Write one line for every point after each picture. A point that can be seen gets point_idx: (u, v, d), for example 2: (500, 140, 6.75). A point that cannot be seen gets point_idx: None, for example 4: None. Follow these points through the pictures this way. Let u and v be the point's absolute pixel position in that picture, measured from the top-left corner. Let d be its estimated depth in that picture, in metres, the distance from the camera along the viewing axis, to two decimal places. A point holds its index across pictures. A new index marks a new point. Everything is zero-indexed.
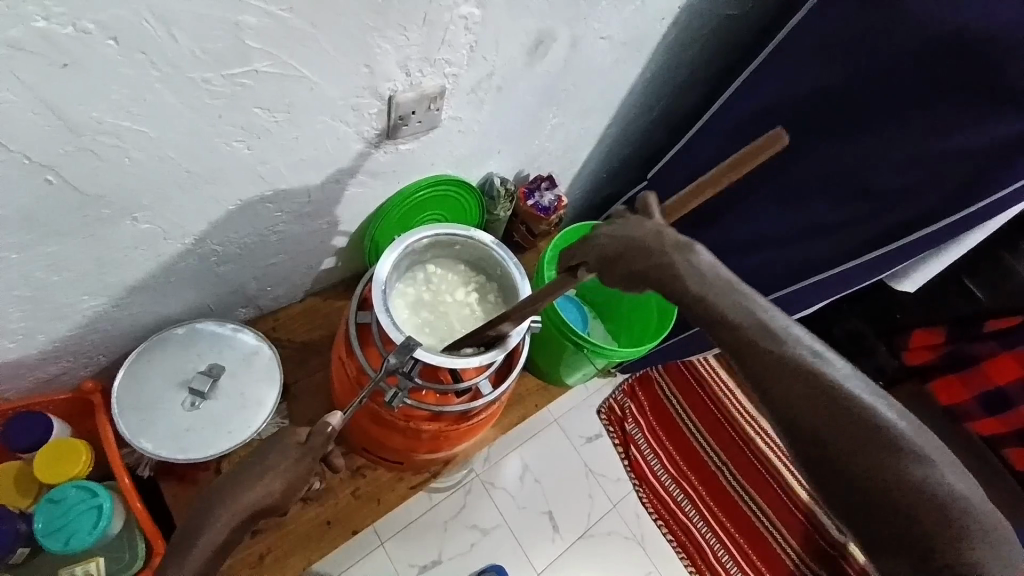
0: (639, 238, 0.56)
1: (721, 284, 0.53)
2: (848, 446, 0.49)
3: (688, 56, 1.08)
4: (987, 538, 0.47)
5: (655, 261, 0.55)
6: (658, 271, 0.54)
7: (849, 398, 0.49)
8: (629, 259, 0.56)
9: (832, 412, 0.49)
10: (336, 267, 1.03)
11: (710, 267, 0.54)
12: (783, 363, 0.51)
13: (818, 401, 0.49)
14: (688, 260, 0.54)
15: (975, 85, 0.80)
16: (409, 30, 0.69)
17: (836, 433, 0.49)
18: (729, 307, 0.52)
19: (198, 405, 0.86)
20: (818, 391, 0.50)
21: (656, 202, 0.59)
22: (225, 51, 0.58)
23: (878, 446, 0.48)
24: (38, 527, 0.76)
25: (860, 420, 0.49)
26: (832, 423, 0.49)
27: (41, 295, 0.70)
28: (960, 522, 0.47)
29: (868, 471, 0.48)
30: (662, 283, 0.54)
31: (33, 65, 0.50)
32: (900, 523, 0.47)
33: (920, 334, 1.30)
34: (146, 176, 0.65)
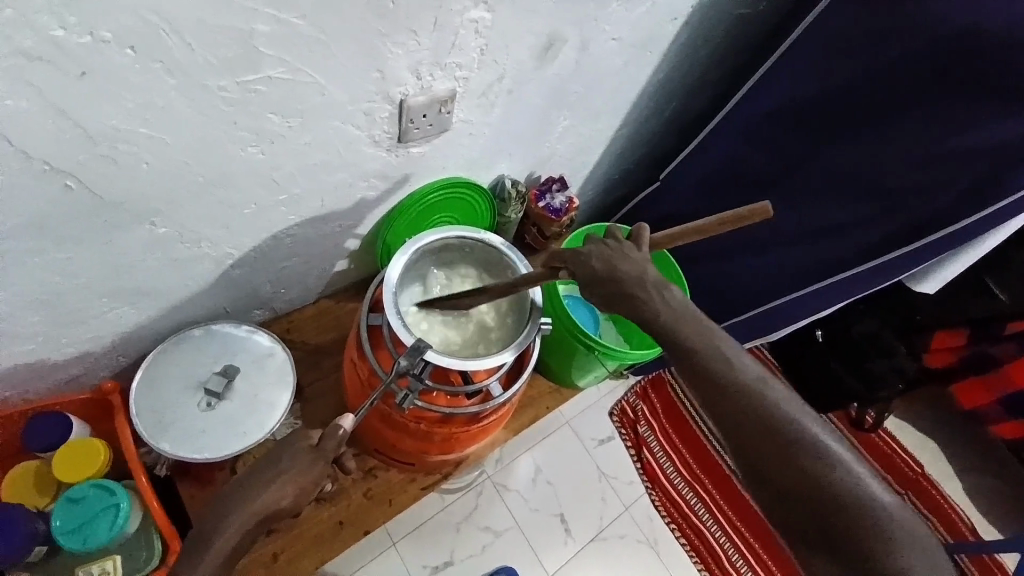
0: (621, 270, 0.62)
1: (687, 314, 0.60)
2: (779, 456, 0.52)
3: (700, 55, 1.07)
4: (920, 552, 0.49)
5: (632, 290, 0.61)
6: (634, 296, 0.61)
7: (782, 416, 0.53)
8: (608, 283, 0.62)
9: (763, 426, 0.53)
10: (349, 269, 1.04)
11: (681, 300, 0.61)
12: (722, 382, 0.55)
13: (755, 417, 0.53)
14: (662, 295, 0.61)
15: (996, 82, 0.79)
16: (419, 34, 0.69)
17: (768, 444, 0.52)
18: (689, 331, 0.58)
19: (213, 406, 0.88)
20: (755, 408, 0.54)
21: (648, 233, 0.67)
22: (238, 58, 0.59)
23: (804, 461, 0.51)
24: (56, 525, 0.78)
25: (790, 435, 0.52)
26: (766, 437, 0.53)
27: (62, 299, 0.71)
28: (889, 533, 0.49)
29: (799, 482, 0.51)
30: (633, 307, 0.61)
31: (52, 74, 0.51)
32: (827, 530, 0.50)
33: (943, 336, 1.30)
34: (162, 182, 0.66)
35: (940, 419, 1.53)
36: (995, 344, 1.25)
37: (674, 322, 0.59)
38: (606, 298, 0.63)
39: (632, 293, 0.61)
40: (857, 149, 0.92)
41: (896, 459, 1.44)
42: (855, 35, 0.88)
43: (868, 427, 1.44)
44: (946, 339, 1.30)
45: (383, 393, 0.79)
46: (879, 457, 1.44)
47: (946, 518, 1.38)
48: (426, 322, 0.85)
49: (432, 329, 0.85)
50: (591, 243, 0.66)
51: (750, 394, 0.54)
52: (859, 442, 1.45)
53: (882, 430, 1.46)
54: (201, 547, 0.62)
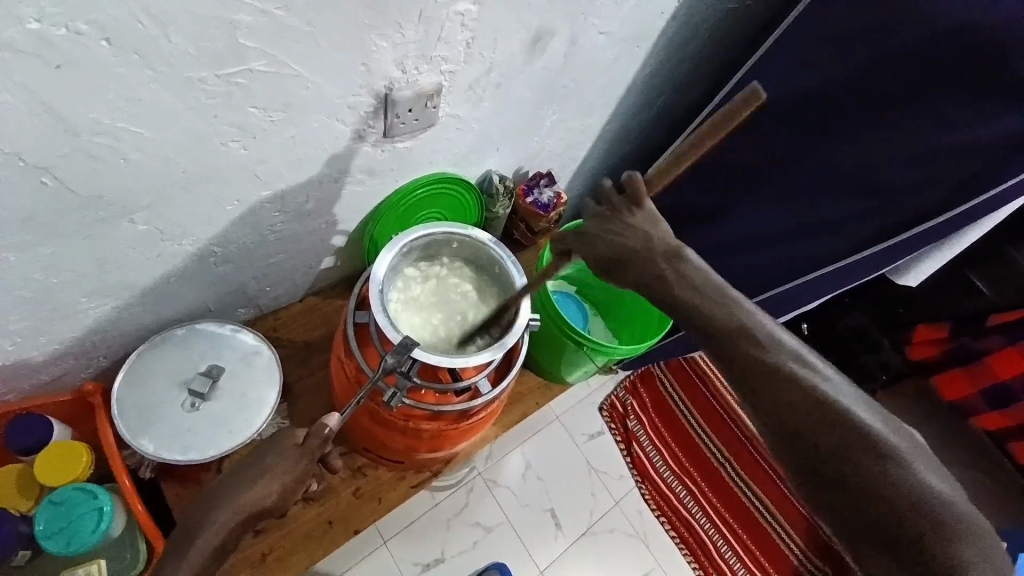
0: (629, 243, 0.61)
1: (713, 289, 0.58)
2: (846, 454, 0.53)
3: (688, 50, 1.07)
4: (967, 533, 0.51)
5: (651, 268, 0.60)
6: (658, 273, 0.59)
7: (833, 403, 0.54)
8: (626, 260, 0.61)
9: (831, 425, 0.53)
10: (335, 266, 1.02)
11: (704, 270, 0.59)
12: (788, 381, 0.54)
13: (820, 417, 0.53)
14: (678, 267, 0.59)
15: (980, 77, 0.80)
16: (405, 27, 0.68)
17: (837, 443, 0.53)
18: (744, 322, 0.56)
19: (198, 405, 0.86)
20: (822, 407, 0.54)
21: (641, 179, 0.62)
22: (220, 50, 0.58)
23: (860, 450, 0.53)
24: (39, 529, 0.76)
25: (856, 433, 0.53)
26: (820, 427, 0.53)
27: (41, 297, 0.70)
28: (939, 518, 0.51)
29: (856, 471, 0.52)
30: (665, 288, 0.59)
31: (29, 66, 0.50)
32: (894, 525, 0.52)
33: (924, 329, 1.33)
34: (143, 177, 0.65)
35: None
36: (979, 336, 1.22)
37: (710, 302, 0.57)
38: (631, 276, 0.61)
39: (657, 270, 0.59)
40: (843, 143, 0.93)
41: None
42: None
43: None
44: (926, 332, 1.32)
45: (371, 391, 0.78)
46: None
47: None
48: (414, 317, 0.85)
49: (421, 324, 0.84)
50: (590, 216, 0.65)
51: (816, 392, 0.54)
52: None
53: None
54: (186, 546, 0.61)
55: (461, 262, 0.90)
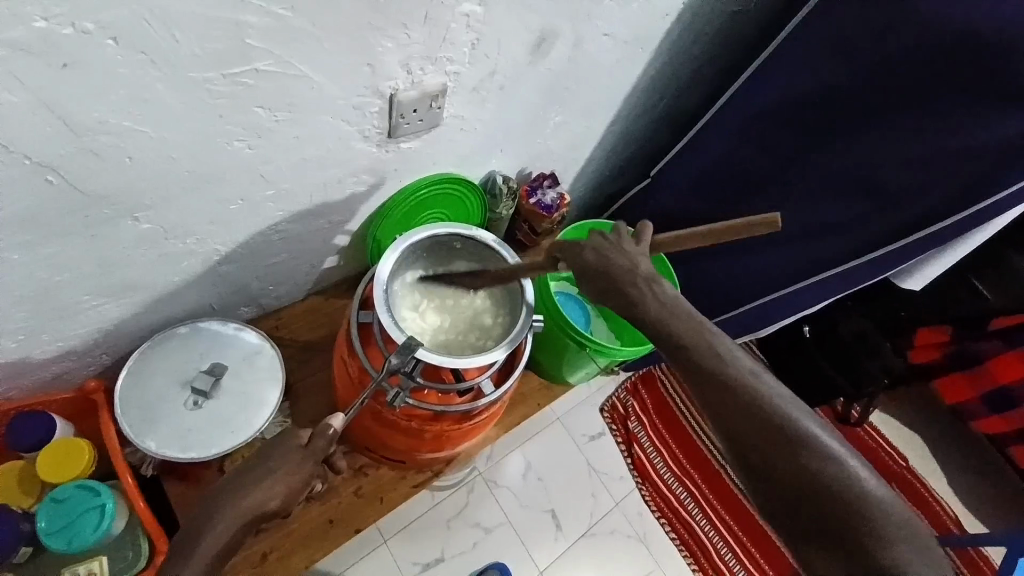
0: (615, 265, 0.63)
1: (676, 306, 0.60)
2: (782, 456, 0.52)
3: (692, 52, 1.07)
4: (910, 542, 0.49)
5: (625, 287, 0.62)
6: (626, 292, 0.62)
7: (772, 406, 0.54)
8: (602, 278, 0.63)
9: (766, 425, 0.54)
10: (338, 266, 1.03)
11: (674, 295, 0.61)
12: (725, 383, 0.56)
13: (757, 417, 0.54)
14: (654, 290, 0.61)
15: (985, 82, 0.80)
16: (410, 27, 0.68)
17: (772, 443, 0.53)
18: (689, 332, 0.59)
19: (200, 404, 0.86)
20: (758, 408, 0.54)
21: (649, 233, 0.68)
22: (226, 50, 0.58)
23: (797, 451, 0.52)
24: (42, 526, 0.76)
25: (793, 435, 0.53)
26: (754, 428, 0.54)
27: (45, 296, 0.70)
28: (881, 527, 0.49)
29: (792, 471, 0.52)
30: (627, 306, 0.62)
31: (36, 66, 0.50)
32: (834, 529, 0.50)
33: (925, 333, 1.34)
34: (148, 176, 0.65)
35: (922, 413, 1.56)
36: (981, 339, 1.27)
37: (668, 316, 0.60)
38: (598, 294, 0.64)
39: (627, 290, 0.62)
40: (847, 146, 0.93)
41: (881, 452, 1.47)
42: (846, 33, 0.88)
43: (853, 421, 1.45)
44: (930, 336, 1.33)
45: (374, 391, 0.78)
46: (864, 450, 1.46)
47: (928, 510, 1.41)
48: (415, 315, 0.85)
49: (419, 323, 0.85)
50: (590, 236, 0.67)
51: (752, 394, 0.55)
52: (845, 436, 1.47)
53: (867, 425, 1.49)
54: (186, 546, 0.60)
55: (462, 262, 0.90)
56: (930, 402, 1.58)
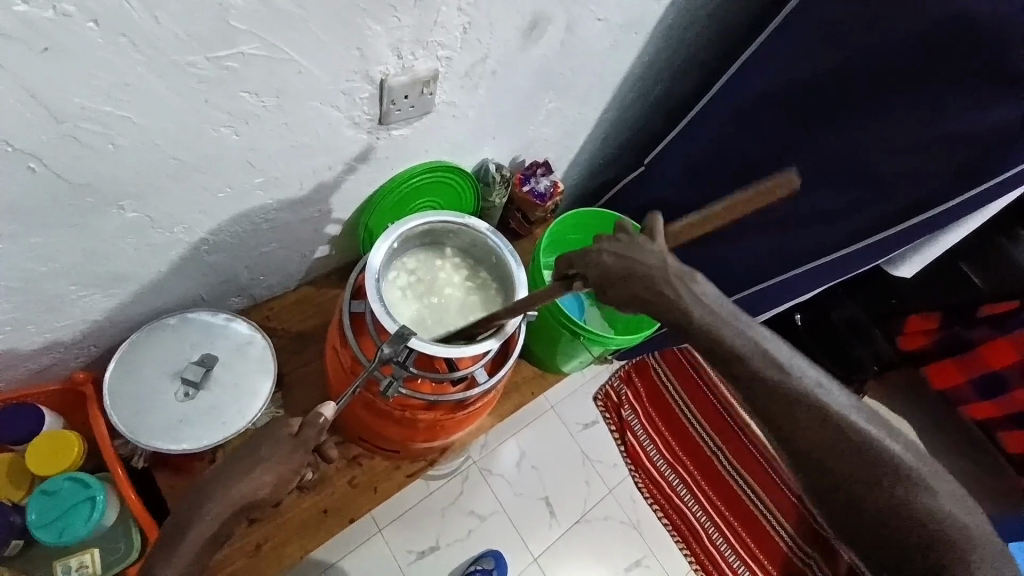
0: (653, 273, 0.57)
1: (723, 310, 0.59)
2: (842, 461, 0.58)
3: (685, 38, 1.06)
4: (968, 538, 0.56)
5: (659, 288, 0.57)
6: (671, 299, 0.57)
7: (845, 425, 0.58)
8: (643, 288, 0.57)
9: (838, 442, 0.58)
10: (330, 255, 1.02)
11: (711, 292, 0.59)
12: (800, 401, 0.58)
13: (829, 435, 0.58)
14: (691, 288, 0.58)
15: (979, 68, 0.79)
16: (400, 11, 0.67)
17: (846, 458, 0.58)
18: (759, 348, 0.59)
19: (191, 395, 0.86)
20: (831, 425, 0.58)
21: (660, 222, 0.59)
22: (210, 33, 0.56)
23: (866, 466, 0.58)
24: (32, 518, 0.75)
25: (862, 450, 0.58)
26: (826, 448, 0.58)
27: (29, 287, 0.69)
28: (944, 527, 0.56)
29: (865, 484, 0.57)
30: (677, 313, 0.57)
31: (13, 50, 0.48)
32: (894, 527, 0.57)
33: (915, 320, 1.37)
34: (133, 164, 0.63)
35: (912, 398, 1.59)
36: (970, 326, 1.29)
37: (720, 325, 0.58)
38: (649, 307, 0.58)
39: (675, 301, 0.57)
40: (841, 134, 0.92)
41: None
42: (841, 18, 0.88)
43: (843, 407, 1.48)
44: (918, 323, 1.36)
45: (367, 381, 0.78)
46: None
47: None
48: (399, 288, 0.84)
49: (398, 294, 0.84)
50: (601, 237, 0.59)
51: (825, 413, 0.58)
52: None
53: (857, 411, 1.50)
54: (177, 535, 0.60)
55: (456, 250, 0.89)
56: (920, 388, 1.61)
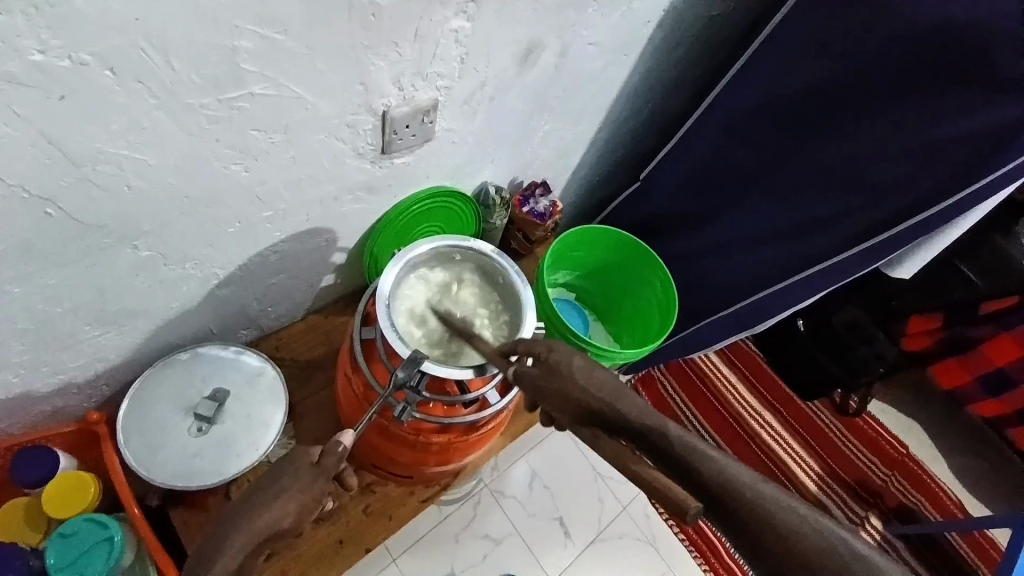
0: (552, 359, 0.67)
1: (614, 392, 0.62)
2: (751, 527, 0.46)
3: (676, 56, 1.09)
4: None
5: (568, 391, 0.64)
6: (565, 391, 0.64)
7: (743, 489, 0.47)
8: (550, 377, 0.66)
9: (751, 517, 0.46)
10: (336, 283, 1.03)
11: (607, 377, 0.64)
12: (692, 466, 0.51)
13: (734, 508, 0.47)
14: (588, 381, 0.64)
15: (965, 75, 0.82)
16: (401, 45, 0.69)
17: (759, 528, 0.46)
18: (630, 407, 0.59)
19: (204, 430, 0.86)
20: (732, 501, 0.47)
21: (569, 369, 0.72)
22: (221, 75, 0.58)
23: (779, 530, 0.45)
24: (51, 562, 0.74)
25: (773, 526, 0.45)
26: (729, 510, 0.48)
27: (42, 328, 0.69)
28: None
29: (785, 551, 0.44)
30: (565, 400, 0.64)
31: (29, 98, 0.50)
32: None
33: (919, 321, 1.39)
34: (146, 203, 0.65)
35: (917, 399, 1.60)
36: (972, 324, 1.33)
37: (616, 401, 0.60)
38: (552, 398, 0.65)
39: (574, 384, 0.64)
40: (832, 141, 0.95)
41: (881, 441, 1.50)
42: (828, 28, 0.90)
43: (852, 411, 1.50)
44: (919, 323, 1.39)
45: (381, 407, 0.78)
46: (864, 440, 1.49)
47: (925, 491, 1.45)
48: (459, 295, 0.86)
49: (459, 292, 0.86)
50: (535, 352, 0.69)
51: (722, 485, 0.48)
52: (846, 428, 1.50)
53: (866, 415, 1.52)
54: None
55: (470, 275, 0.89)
56: (925, 388, 1.62)
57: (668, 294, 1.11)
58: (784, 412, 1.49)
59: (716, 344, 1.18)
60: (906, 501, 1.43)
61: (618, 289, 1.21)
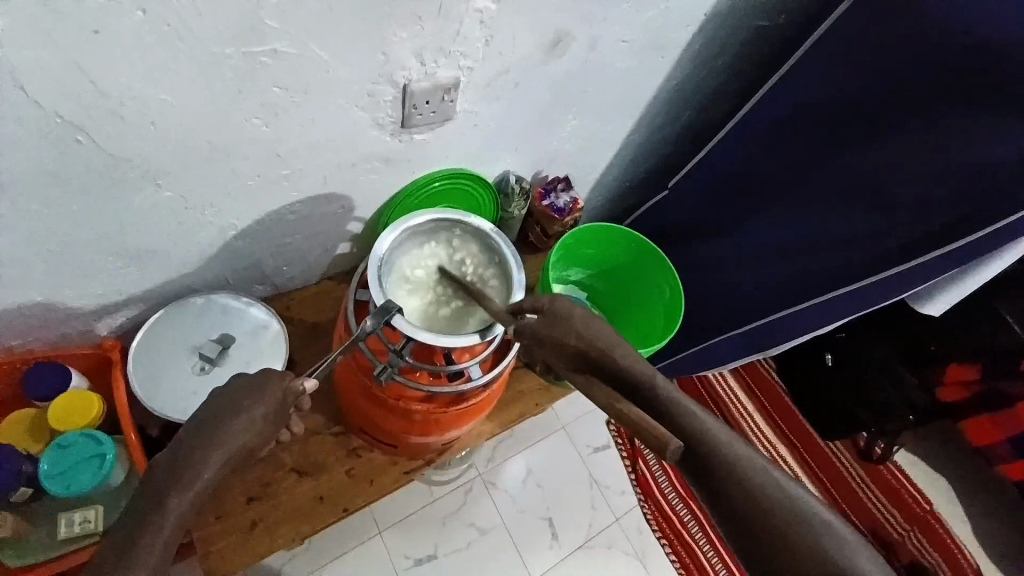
0: (555, 309, 0.70)
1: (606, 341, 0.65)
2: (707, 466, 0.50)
3: (713, 64, 1.08)
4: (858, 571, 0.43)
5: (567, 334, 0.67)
6: (561, 332, 0.67)
7: (707, 438, 0.52)
8: (550, 320, 0.69)
9: (710, 457, 0.50)
10: (351, 253, 1.06)
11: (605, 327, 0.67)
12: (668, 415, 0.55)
13: (715, 464, 0.50)
14: (586, 328, 0.67)
15: (1010, 100, 0.77)
16: (424, 19, 0.72)
17: (714, 468, 0.50)
18: (623, 357, 0.63)
19: (206, 369, 0.90)
20: (712, 456, 0.50)
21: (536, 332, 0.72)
22: (242, 26, 0.62)
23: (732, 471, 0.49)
24: (44, 468, 0.80)
25: (747, 484, 0.48)
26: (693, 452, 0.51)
27: (69, 252, 0.75)
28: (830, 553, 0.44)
29: (736, 488, 0.48)
30: (559, 342, 0.67)
31: (67, 30, 0.54)
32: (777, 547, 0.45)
33: (955, 370, 1.31)
34: (171, 144, 0.69)
35: (945, 452, 1.51)
36: (1009, 380, 1.25)
37: (612, 349, 0.64)
38: (547, 342, 0.68)
39: (573, 331, 0.67)
40: (863, 161, 0.92)
41: (903, 491, 1.41)
42: (869, 43, 0.87)
43: (877, 457, 1.41)
44: (958, 373, 1.31)
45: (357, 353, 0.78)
46: (883, 488, 1.41)
47: (944, 550, 1.36)
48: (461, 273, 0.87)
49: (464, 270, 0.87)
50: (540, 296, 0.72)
51: (704, 438, 0.52)
52: (865, 472, 1.43)
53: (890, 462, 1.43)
54: (151, 517, 0.56)
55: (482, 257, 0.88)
56: (955, 442, 1.52)
57: (676, 298, 1.09)
58: (796, 445, 1.43)
59: (731, 362, 1.15)
60: (920, 558, 1.34)
61: (629, 292, 1.20)
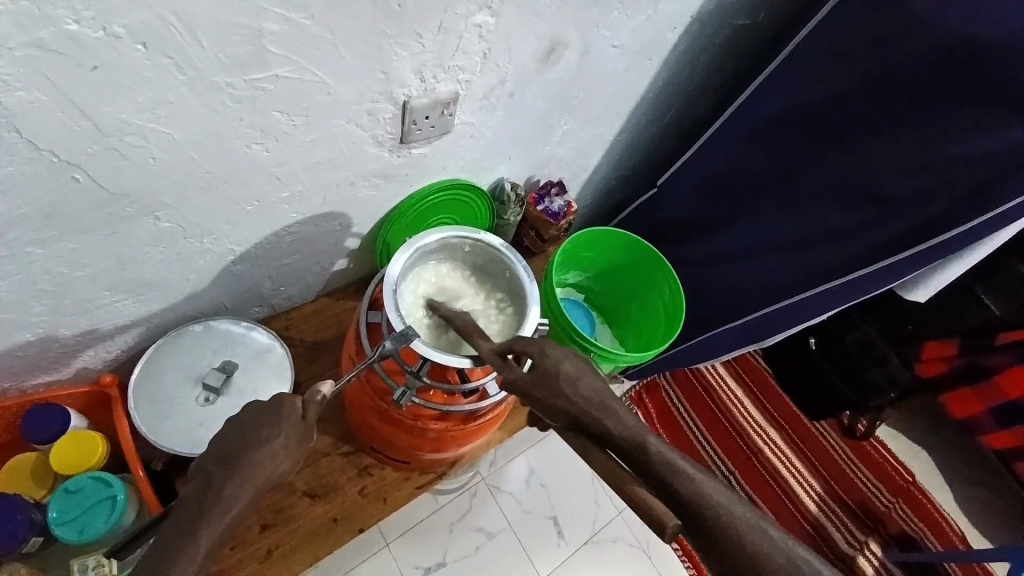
0: (547, 366, 0.64)
1: (596, 401, 0.62)
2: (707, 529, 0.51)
3: (700, 63, 1.09)
4: None
5: (558, 393, 0.63)
6: (546, 395, 0.63)
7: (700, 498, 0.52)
8: (539, 378, 0.64)
9: (706, 520, 0.51)
10: (348, 268, 1.04)
11: (590, 385, 0.63)
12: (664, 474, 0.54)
13: (716, 532, 0.50)
14: (574, 387, 0.63)
15: (992, 97, 0.80)
16: (424, 36, 0.71)
17: (710, 531, 0.51)
18: (612, 423, 0.60)
19: (211, 400, 0.88)
20: (711, 517, 0.52)
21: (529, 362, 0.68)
22: (244, 54, 0.60)
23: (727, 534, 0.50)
24: (53, 516, 0.77)
25: (742, 544, 0.50)
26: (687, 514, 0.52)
27: (62, 290, 0.71)
28: None
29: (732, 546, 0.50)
30: (547, 405, 0.63)
31: (63, 66, 0.52)
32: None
33: (933, 346, 1.37)
34: (170, 176, 0.67)
35: (925, 424, 1.58)
36: (988, 354, 1.31)
37: (601, 413, 0.61)
38: (540, 400, 0.64)
39: (561, 392, 0.63)
40: (852, 157, 0.94)
41: (888, 466, 1.48)
42: (855, 43, 0.89)
43: (859, 434, 1.49)
44: (935, 349, 1.37)
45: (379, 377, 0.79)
46: (870, 464, 1.47)
47: (931, 522, 1.42)
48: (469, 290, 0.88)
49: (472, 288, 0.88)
50: (527, 347, 0.67)
51: (700, 503, 0.52)
52: (852, 450, 1.48)
53: (873, 438, 1.50)
54: (185, 547, 0.54)
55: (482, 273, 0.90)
56: (932, 413, 1.60)
57: (675, 298, 1.11)
58: (789, 430, 1.47)
59: (723, 354, 1.17)
60: (908, 529, 1.40)
61: (627, 292, 1.21)
